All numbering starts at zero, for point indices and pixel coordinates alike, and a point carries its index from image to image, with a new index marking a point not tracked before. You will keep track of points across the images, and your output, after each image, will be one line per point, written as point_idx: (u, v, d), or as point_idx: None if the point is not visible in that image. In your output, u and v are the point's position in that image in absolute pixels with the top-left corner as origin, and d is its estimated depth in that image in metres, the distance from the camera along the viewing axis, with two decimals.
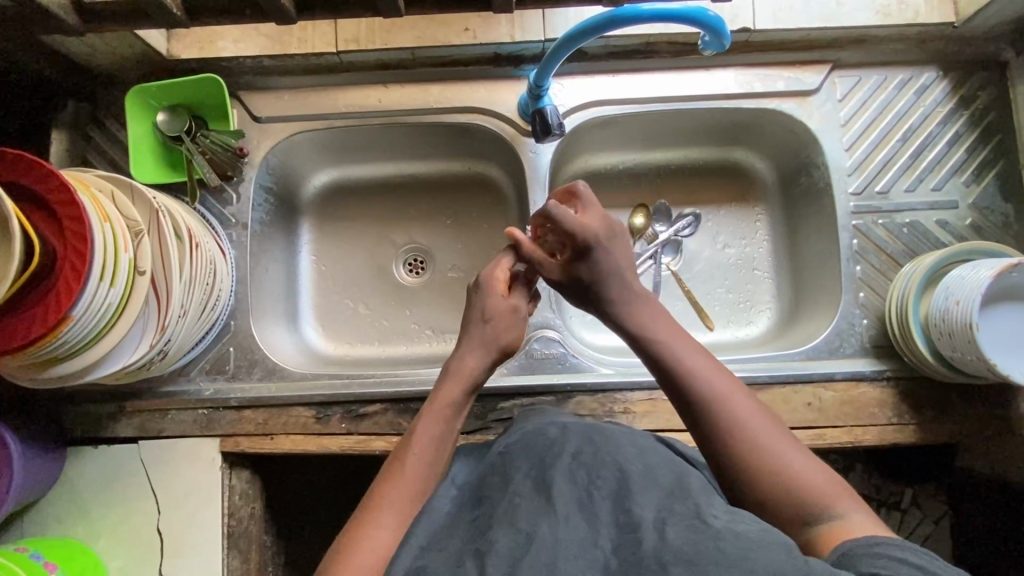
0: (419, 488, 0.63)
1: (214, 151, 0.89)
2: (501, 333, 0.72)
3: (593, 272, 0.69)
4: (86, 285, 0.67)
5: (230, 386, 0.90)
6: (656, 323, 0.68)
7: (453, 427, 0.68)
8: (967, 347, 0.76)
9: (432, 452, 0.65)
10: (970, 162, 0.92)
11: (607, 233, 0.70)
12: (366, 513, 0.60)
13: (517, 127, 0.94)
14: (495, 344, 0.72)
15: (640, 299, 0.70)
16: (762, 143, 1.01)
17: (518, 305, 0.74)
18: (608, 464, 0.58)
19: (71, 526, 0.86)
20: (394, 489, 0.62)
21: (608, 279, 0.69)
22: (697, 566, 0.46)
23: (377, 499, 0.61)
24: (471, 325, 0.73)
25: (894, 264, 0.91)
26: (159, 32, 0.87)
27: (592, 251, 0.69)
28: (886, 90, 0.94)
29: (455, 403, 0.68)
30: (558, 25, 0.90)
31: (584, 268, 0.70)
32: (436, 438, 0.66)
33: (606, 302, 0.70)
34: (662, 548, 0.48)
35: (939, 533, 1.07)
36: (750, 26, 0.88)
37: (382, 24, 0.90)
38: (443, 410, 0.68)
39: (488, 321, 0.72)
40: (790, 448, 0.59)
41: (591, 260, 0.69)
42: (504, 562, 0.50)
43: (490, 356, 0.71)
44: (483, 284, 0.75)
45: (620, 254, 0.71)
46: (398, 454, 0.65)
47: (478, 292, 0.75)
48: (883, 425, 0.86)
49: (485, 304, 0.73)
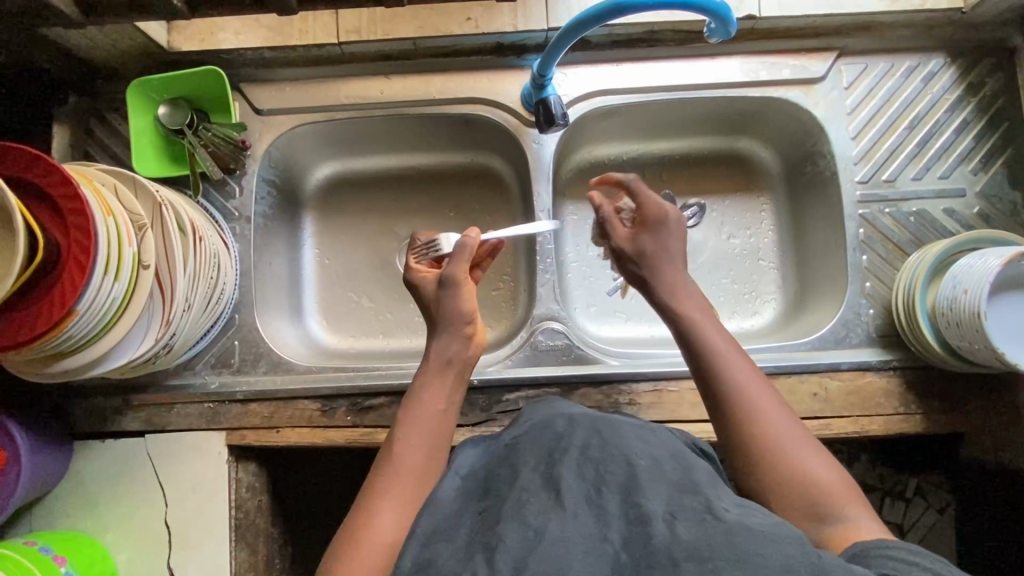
0: (417, 474, 0.65)
1: (216, 143, 0.88)
2: (456, 306, 0.74)
3: (653, 250, 0.75)
4: (90, 278, 0.67)
5: (235, 379, 0.90)
6: (692, 304, 0.71)
7: (441, 408, 0.70)
8: (975, 336, 0.75)
9: (423, 436, 0.67)
10: (977, 149, 0.91)
11: (677, 217, 0.77)
12: (367, 501, 0.62)
13: (520, 117, 0.93)
14: (449, 317, 0.73)
15: (688, 285, 0.73)
16: (766, 132, 1.01)
17: (451, 275, 0.75)
18: (617, 457, 0.58)
19: (79, 519, 0.87)
20: (389, 480, 0.64)
21: (664, 261, 0.74)
22: (710, 563, 0.47)
23: (374, 487, 0.63)
24: (429, 316, 0.76)
25: (900, 252, 0.90)
26: (159, 24, 0.87)
27: (662, 226, 0.75)
28: (892, 77, 0.93)
29: (437, 389, 0.71)
30: (561, 14, 0.89)
31: (652, 238, 0.75)
32: (426, 421, 0.68)
33: (657, 281, 0.73)
34: (676, 545, 0.48)
35: (944, 522, 1.08)
36: (755, 13, 0.87)
37: (384, 15, 0.89)
38: (431, 390, 0.71)
39: (435, 307, 0.75)
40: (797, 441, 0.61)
41: (656, 237, 0.75)
42: (517, 556, 0.50)
43: (457, 331, 0.73)
44: (414, 281, 0.79)
45: (678, 237, 0.76)
46: (389, 445, 0.67)
47: (413, 287, 0.79)
48: (890, 414, 0.86)
49: (422, 294, 0.78)
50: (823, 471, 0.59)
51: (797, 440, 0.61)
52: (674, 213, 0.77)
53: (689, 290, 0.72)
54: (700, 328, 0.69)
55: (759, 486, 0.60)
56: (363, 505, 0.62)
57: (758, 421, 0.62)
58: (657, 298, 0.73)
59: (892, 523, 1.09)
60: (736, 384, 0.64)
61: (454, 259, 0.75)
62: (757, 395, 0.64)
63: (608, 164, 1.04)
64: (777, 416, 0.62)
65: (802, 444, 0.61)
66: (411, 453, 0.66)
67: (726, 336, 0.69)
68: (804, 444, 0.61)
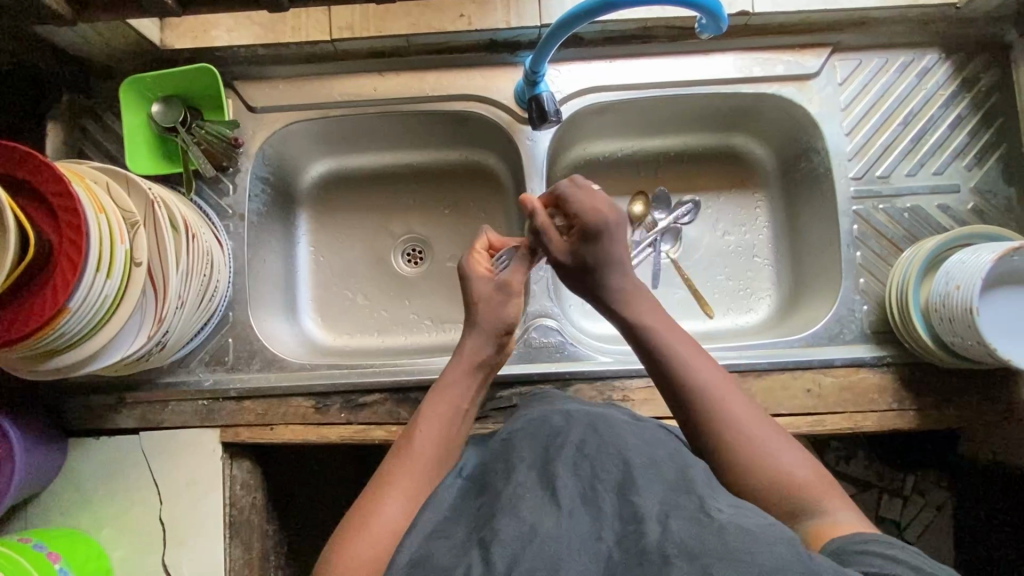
0: (432, 467, 0.65)
1: (209, 142, 0.88)
2: (503, 311, 0.74)
3: (599, 258, 0.73)
4: (83, 277, 0.67)
5: (229, 376, 0.90)
6: (655, 316, 0.71)
7: (463, 407, 0.70)
8: (968, 332, 0.75)
9: (444, 433, 0.67)
10: (972, 145, 0.91)
11: (617, 219, 0.72)
12: (380, 488, 0.62)
13: (513, 114, 0.93)
14: (494, 323, 0.73)
15: (638, 292, 0.73)
16: (762, 129, 1.00)
17: (504, 282, 0.75)
18: (610, 453, 0.58)
19: (74, 516, 0.87)
20: (403, 470, 0.63)
21: (610, 269, 0.73)
22: (701, 560, 0.47)
23: (390, 474, 0.63)
24: (469, 312, 0.75)
25: (895, 249, 0.90)
26: (152, 22, 0.87)
27: (601, 236, 0.72)
28: (887, 72, 0.92)
29: (462, 388, 0.71)
30: (554, 10, 0.89)
31: (597, 246, 0.72)
32: (447, 418, 0.68)
33: (607, 292, 0.73)
34: (666, 542, 0.48)
35: (941, 519, 1.08)
36: (748, 9, 0.87)
37: (377, 12, 0.89)
38: (453, 387, 0.71)
39: (481, 305, 0.74)
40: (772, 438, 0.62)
41: (599, 245, 0.72)
42: (507, 553, 0.50)
43: (493, 335, 0.73)
44: (468, 274, 0.76)
45: (622, 242, 0.73)
46: (407, 438, 0.67)
47: (464, 281, 0.76)
48: (883, 410, 0.86)
49: (472, 288, 0.75)
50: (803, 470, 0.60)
51: (772, 439, 0.62)
52: (615, 215, 0.73)
53: (643, 297, 0.73)
54: (659, 336, 0.69)
55: (749, 483, 0.60)
56: (376, 491, 0.62)
57: (730, 425, 0.62)
58: (609, 305, 0.73)
59: (889, 519, 1.08)
60: (703, 390, 0.64)
61: (511, 270, 0.77)
62: (726, 398, 0.64)
63: (603, 161, 1.04)
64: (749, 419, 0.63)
65: (775, 442, 0.61)
66: (428, 446, 0.66)
67: (689, 341, 0.69)
68: (779, 440, 0.62)
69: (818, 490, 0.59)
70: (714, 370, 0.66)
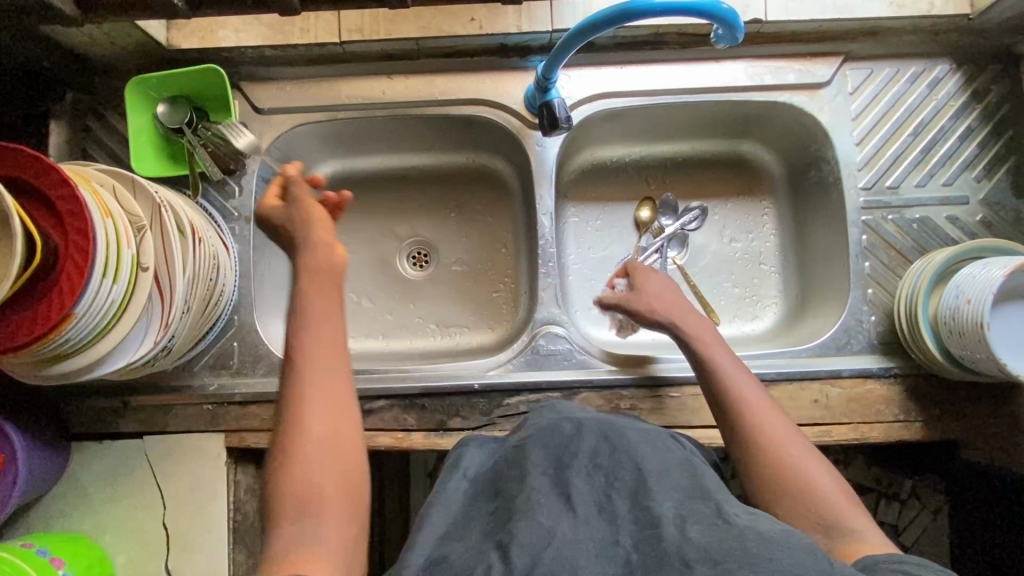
0: (333, 390, 0.61)
1: (215, 144, 0.87)
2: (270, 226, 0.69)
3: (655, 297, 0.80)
4: (89, 282, 0.66)
5: (233, 381, 0.90)
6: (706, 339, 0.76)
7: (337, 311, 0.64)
8: (978, 346, 0.75)
9: (330, 349, 0.62)
10: (981, 157, 0.91)
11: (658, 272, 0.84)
12: (294, 434, 0.58)
13: (523, 119, 0.93)
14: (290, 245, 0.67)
15: (692, 318, 0.78)
16: (771, 136, 1.00)
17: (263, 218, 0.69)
18: (624, 462, 0.58)
19: (78, 521, 0.86)
20: (309, 405, 0.59)
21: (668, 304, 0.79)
22: (721, 565, 0.46)
23: (297, 419, 0.59)
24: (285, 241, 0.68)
25: (903, 260, 0.90)
26: (158, 22, 0.86)
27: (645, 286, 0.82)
28: (898, 82, 0.92)
29: (325, 291, 0.64)
30: (565, 16, 0.88)
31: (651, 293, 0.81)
32: (326, 333, 0.63)
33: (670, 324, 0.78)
34: (684, 545, 0.48)
35: (937, 523, 1.10)
36: (761, 17, 0.86)
37: (387, 15, 0.88)
38: (317, 299, 0.64)
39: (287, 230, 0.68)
40: (810, 461, 0.65)
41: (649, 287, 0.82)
42: (528, 554, 0.49)
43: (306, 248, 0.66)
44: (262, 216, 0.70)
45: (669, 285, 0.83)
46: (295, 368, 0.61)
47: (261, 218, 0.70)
48: (890, 422, 0.86)
49: (265, 225, 0.69)
50: (831, 491, 0.63)
51: (804, 453, 0.66)
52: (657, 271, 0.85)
53: (693, 320, 0.78)
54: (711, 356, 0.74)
55: None
56: (289, 440, 0.58)
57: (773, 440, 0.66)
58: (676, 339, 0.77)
59: (887, 523, 1.11)
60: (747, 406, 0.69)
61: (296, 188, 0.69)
62: (767, 414, 0.68)
63: (610, 167, 1.04)
64: (787, 439, 0.67)
65: (812, 465, 0.65)
66: (322, 371, 0.61)
67: (736, 363, 0.74)
68: (816, 465, 0.65)
69: (842, 508, 0.62)
70: (759, 394, 0.71)
